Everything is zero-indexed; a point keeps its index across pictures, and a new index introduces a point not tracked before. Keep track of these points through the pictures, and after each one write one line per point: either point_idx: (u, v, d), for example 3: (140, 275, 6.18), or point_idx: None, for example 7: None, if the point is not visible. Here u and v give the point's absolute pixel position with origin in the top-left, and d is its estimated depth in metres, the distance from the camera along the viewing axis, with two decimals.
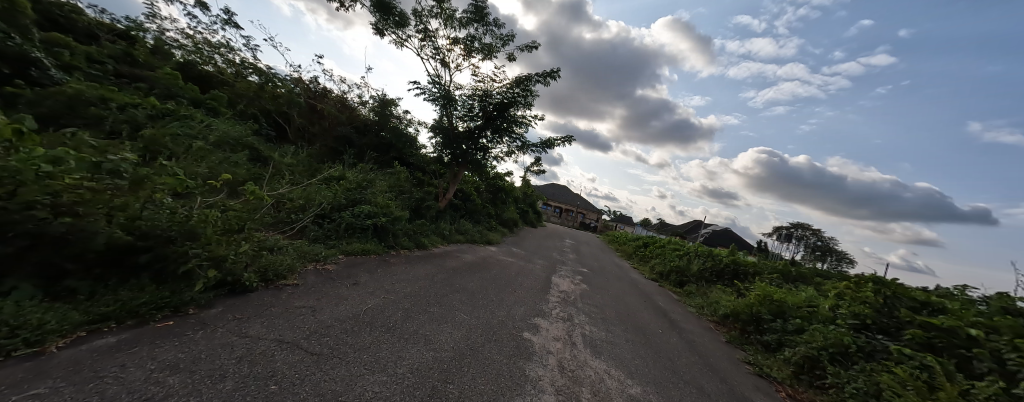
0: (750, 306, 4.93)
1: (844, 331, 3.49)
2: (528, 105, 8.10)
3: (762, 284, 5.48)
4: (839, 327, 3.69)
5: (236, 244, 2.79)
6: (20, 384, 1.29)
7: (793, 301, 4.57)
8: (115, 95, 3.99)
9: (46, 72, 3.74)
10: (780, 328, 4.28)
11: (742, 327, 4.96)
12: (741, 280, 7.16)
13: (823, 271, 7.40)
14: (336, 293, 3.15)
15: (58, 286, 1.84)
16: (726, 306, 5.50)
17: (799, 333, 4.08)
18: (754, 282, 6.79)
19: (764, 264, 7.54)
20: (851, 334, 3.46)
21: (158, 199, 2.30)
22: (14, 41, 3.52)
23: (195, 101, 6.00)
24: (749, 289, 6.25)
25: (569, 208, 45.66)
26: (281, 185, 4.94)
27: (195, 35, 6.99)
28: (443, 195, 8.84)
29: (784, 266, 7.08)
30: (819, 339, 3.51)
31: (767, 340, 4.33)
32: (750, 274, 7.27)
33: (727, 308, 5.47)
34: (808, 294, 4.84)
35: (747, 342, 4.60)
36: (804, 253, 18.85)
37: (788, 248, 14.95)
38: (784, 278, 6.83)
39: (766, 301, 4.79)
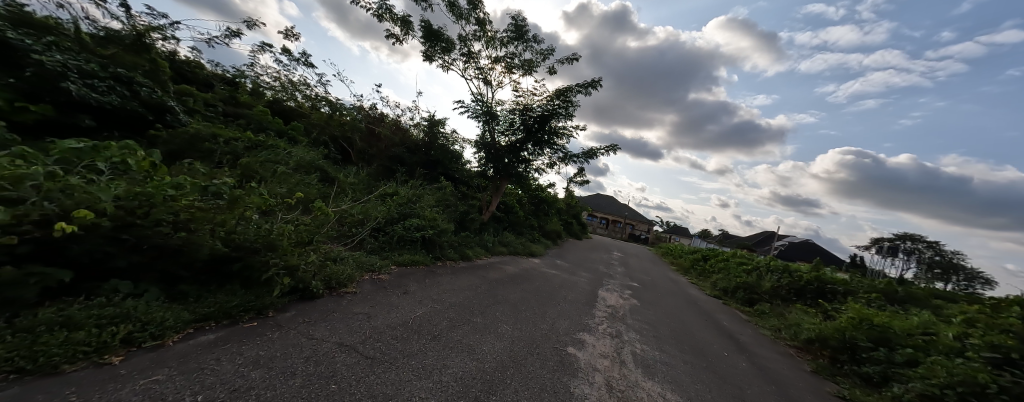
0: (841, 330, 4.30)
1: (977, 367, 2.92)
2: (569, 116, 8.10)
3: (854, 304, 4.81)
4: (971, 361, 3.14)
5: (306, 255, 3.15)
6: (147, 371, 1.59)
7: (902, 327, 3.98)
8: (223, 132, 4.82)
9: (176, 117, 4.70)
10: (884, 359, 3.72)
11: (831, 354, 4.34)
12: (827, 301, 6.32)
13: (943, 291, 6.31)
14: (388, 302, 3.40)
15: (175, 290, 2.24)
16: (809, 329, 4.87)
17: (912, 366, 3.54)
18: (846, 303, 5.96)
19: (859, 283, 6.56)
20: (988, 371, 2.87)
21: (249, 216, 2.68)
22: (156, 94, 4.54)
23: (280, 132, 6.93)
24: (841, 311, 5.52)
25: (617, 219, 44.02)
26: (345, 202, 5.46)
27: (281, 77, 8.18)
28: (486, 208, 9.11)
29: (886, 286, 6.17)
30: (941, 376, 3.02)
31: (866, 372, 3.78)
32: (840, 294, 6.37)
33: (812, 332, 4.82)
34: (923, 319, 4.20)
35: (839, 374, 4.02)
36: (916, 270, 15.93)
37: (894, 265, 12.79)
38: (886, 300, 5.95)
39: (862, 326, 4.15)
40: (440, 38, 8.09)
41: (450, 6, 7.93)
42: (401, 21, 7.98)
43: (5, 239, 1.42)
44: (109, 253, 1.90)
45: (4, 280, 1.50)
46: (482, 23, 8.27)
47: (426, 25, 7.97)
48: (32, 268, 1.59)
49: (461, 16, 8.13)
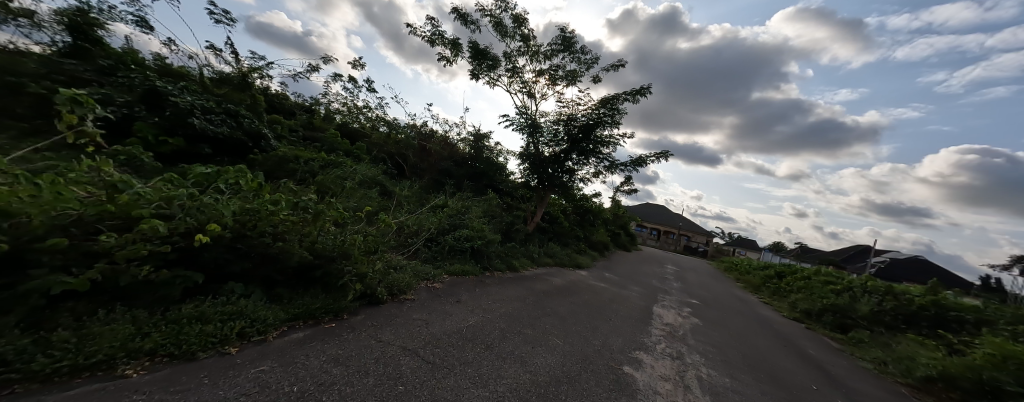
0: (979, 370, 3.51)
1: None
2: (616, 124, 7.88)
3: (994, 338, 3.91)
4: None
5: (373, 263, 3.42)
6: (255, 361, 1.85)
7: None
8: (303, 153, 5.51)
9: (267, 142, 5.42)
10: None
11: (962, 399, 3.57)
12: (952, 333, 5.22)
13: None
14: (443, 309, 3.55)
15: (273, 292, 2.59)
16: (928, 366, 4.05)
17: None
18: (978, 335, 4.87)
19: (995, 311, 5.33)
20: None
21: (328, 228, 2.99)
22: (255, 124, 5.32)
23: (346, 151, 7.71)
24: (972, 345, 4.52)
25: (672, 230, 41.18)
26: (401, 214, 5.87)
27: (348, 102, 9.15)
28: (531, 219, 9.13)
29: None
30: None
31: None
32: (970, 324, 5.22)
33: (933, 369, 3.99)
34: None
35: None
36: None
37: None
38: None
39: (1009, 366, 3.33)
40: (486, 56, 8.44)
41: (496, 25, 8.27)
42: (451, 43, 8.50)
43: (163, 248, 1.78)
44: (227, 259, 2.27)
45: (161, 280, 1.87)
46: (526, 39, 8.48)
47: (473, 45, 8.39)
48: (178, 271, 1.96)
49: (506, 34, 8.44)
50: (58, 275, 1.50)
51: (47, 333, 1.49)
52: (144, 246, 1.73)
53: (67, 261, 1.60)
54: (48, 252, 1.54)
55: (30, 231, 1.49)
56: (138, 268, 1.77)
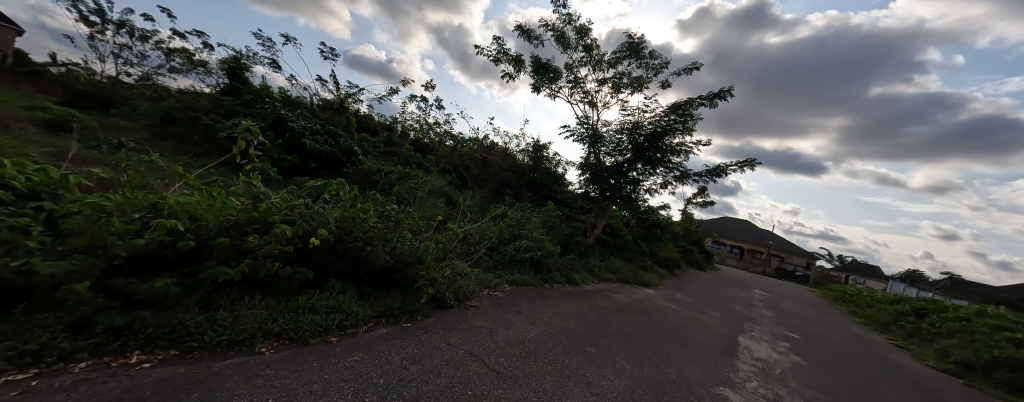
0: None
1: None
2: (688, 130, 7.29)
3: None
4: None
5: (443, 269, 3.63)
6: (349, 351, 2.09)
7: None
8: (384, 167, 6.12)
9: (356, 158, 6.06)
10: None
11: None
12: None
13: None
14: (505, 319, 3.61)
15: (361, 290, 2.91)
16: None
17: None
18: None
19: None
20: None
21: (408, 235, 3.26)
22: (347, 142, 6.06)
23: (418, 164, 8.39)
24: None
25: (757, 249, 36.16)
26: (465, 223, 6.17)
27: (421, 119, 10.02)
28: (591, 231, 8.81)
29: None
30: None
31: None
32: None
33: None
34: None
35: None
36: None
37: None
38: None
39: None
40: (548, 69, 8.53)
41: (558, 38, 8.35)
42: (513, 59, 8.80)
43: (288, 248, 2.15)
44: (330, 259, 2.64)
45: (284, 275, 2.24)
46: (589, 49, 8.39)
47: (536, 59, 8.57)
48: (297, 267, 2.34)
49: (569, 45, 8.46)
50: (222, 267, 1.92)
51: (212, 311, 1.89)
52: (276, 246, 2.11)
53: (227, 256, 2.02)
54: (216, 248, 1.97)
55: (206, 231, 1.94)
56: (270, 263, 2.16)
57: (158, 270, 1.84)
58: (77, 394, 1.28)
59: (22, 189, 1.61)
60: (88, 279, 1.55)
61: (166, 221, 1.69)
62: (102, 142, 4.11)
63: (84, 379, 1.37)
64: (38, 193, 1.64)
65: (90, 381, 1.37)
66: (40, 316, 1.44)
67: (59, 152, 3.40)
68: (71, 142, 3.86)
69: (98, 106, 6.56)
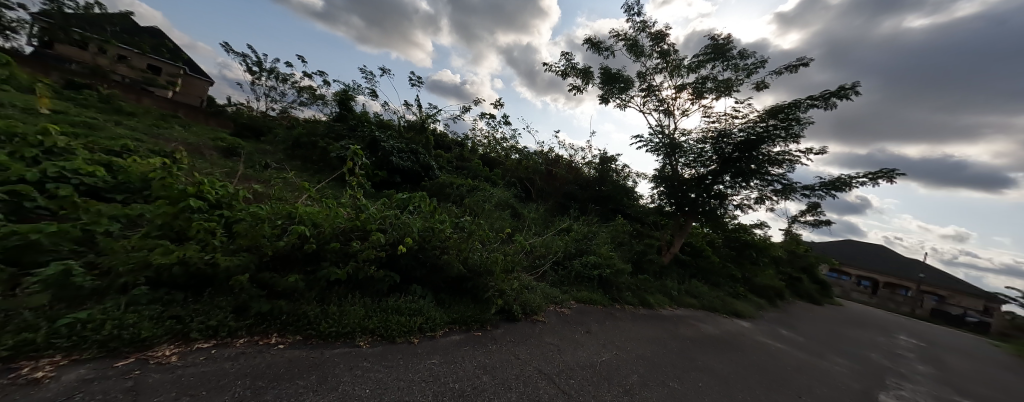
0: None
1: None
2: (791, 137, 6.32)
3: None
4: None
5: (511, 281, 3.67)
6: (429, 354, 2.24)
7: None
8: (455, 181, 6.52)
9: (431, 172, 6.58)
10: None
11: None
12: None
13: None
14: (574, 338, 3.49)
15: (438, 296, 3.11)
16: None
17: None
18: None
19: None
20: None
21: (480, 246, 3.40)
22: (424, 158, 6.64)
23: (485, 177, 8.75)
24: None
25: (890, 280, 29.04)
26: (531, 235, 6.21)
27: (488, 135, 10.49)
28: (667, 249, 8.12)
29: None
30: None
31: None
32: None
33: None
34: None
35: None
36: None
37: None
38: None
39: None
40: (618, 80, 8.27)
41: (630, 47, 8.08)
42: (582, 72, 8.76)
43: (381, 253, 2.41)
44: (413, 265, 2.89)
45: (378, 277, 2.51)
46: (665, 55, 7.94)
47: (605, 70, 8.40)
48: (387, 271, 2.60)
49: (641, 54, 8.12)
50: (333, 267, 2.24)
51: (325, 304, 2.22)
52: (373, 251, 2.39)
53: (337, 258, 2.35)
54: (330, 251, 2.32)
55: (323, 236, 2.30)
56: (368, 266, 2.44)
57: (291, 267, 2.24)
58: (237, 364, 1.63)
59: (213, 200, 2.22)
60: (249, 271, 1.98)
61: (297, 228, 2.06)
62: (257, 163, 5.19)
63: (243, 352, 1.73)
64: (221, 203, 2.27)
65: (246, 354, 1.73)
66: (219, 298, 1.91)
67: (233, 173, 4.44)
68: (238, 164, 5.01)
69: (253, 135, 8.47)
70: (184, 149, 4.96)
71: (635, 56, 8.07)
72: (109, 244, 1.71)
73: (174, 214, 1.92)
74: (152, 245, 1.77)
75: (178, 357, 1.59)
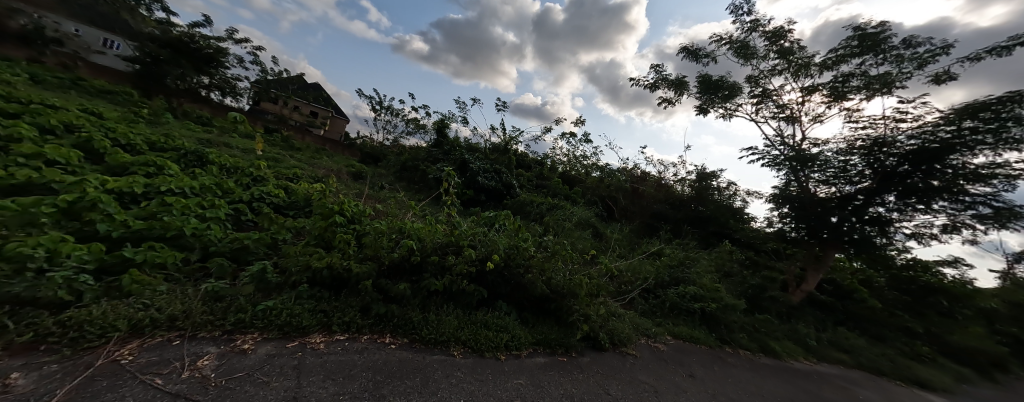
0: None
1: None
2: (1002, 144, 4.58)
3: None
4: None
5: (596, 307, 3.46)
6: (516, 374, 2.26)
7: None
8: (536, 199, 6.64)
9: (514, 190, 6.88)
10: None
11: None
12: None
13: None
14: (673, 381, 3.12)
15: (523, 315, 3.16)
16: None
17: None
18: None
19: None
20: None
21: (565, 267, 3.32)
22: (507, 177, 6.99)
23: (566, 195, 8.69)
24: None
25: None
26: (617, 258, 5.88)
27: (569, 153, 10.51)
28: (795, 285, 6.51)
29: None
30: None
31: None
32: None
33: None
34: None
35: None
36: None
37: None
38: None
39: None
40: (723, 87, 7.43)
41: (739, 51, 7.24)
42: (674, 82, 8.15)
43: (472, 269, 2.56)
44: (499, 282, 3.02)
45: (470, 291, 2.65)
46: (786, 55, 6.88)
47: (705, 78, 7.66)
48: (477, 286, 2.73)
49: (753, 56, 7.19)
50: (432, 279, 2.47)
51: (426, 310, 2.47)
52: (465, 266, 2.57)
53: (436, 271, 2.59)
54: (431, 264, 2.58)
55: (425, 250, 2.60)
56: (461, 280, 2.60)
57: (401, 276, 2.55)
58: (362, 357, 1.91)
59: (351, 216, 2.89)
60: (369, 277, 2.33)
61: (407, 242, 2.42)
62: (373, 185, 6.15)
63: (366, 347, 2.02)
64: (355, 216, 2.95)
65: (368, 349, 2.01)
66: (351, 298, 2.28)
67: (361, 193, 5.34)
68: (361, 185, 6.05)
69: (371, 161, 10.23)
70: (329, 175, 6.28)
71: (744, 59, 7.17)
72: (288, 250, 2.38)
73: (325, 227, 2.54)
74: (312, 252, 2.38)
75: (324, 345, 1.93)
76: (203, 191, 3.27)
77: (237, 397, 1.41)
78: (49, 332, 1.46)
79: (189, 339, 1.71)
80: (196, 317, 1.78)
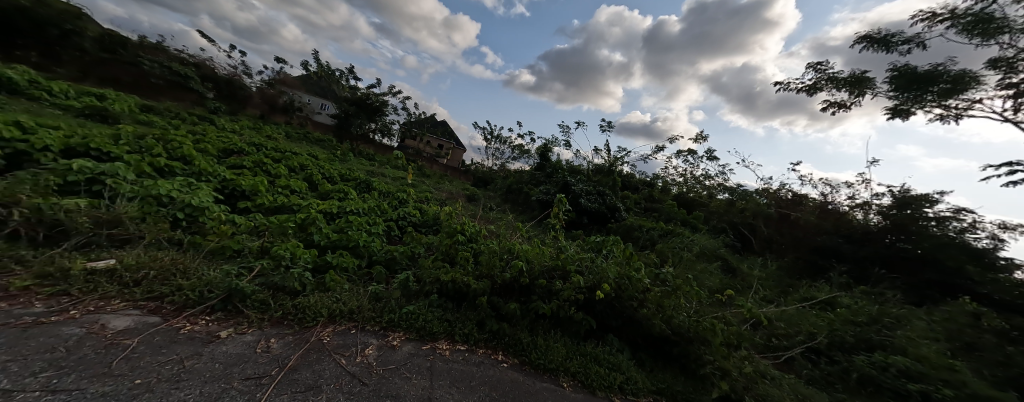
0: None
1: None
2: None
3: None
4: None
5: (739, 362, 2.73)
6: None
7: None
8: (647, 224, 6.13)
9: (621, 214, 6.57)
10: None
11: None
12: None
13: None
14: None
15: (638, 355, 2.84)
16: None
17: None
18: None
19: None
20: None
21: (688, 306, 2.90)
22: (613, 200, 6.77)
23: (684, 221, 7.71)
24: None
25: None
26: (763, 303, 4.65)
27: (686, 174, 9.54)
28: None
29: None
30: None
31: None
32: None
33: None
34: None
35: None
36: None
37: None
38: None
39: None
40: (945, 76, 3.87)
41: (974, 23, 3.69)
42: (852, 79, 5.05)
43: (580, 296, 2.49)
44: (610, 314, 2.84)
45: (577, 319, 2.54)
46: None
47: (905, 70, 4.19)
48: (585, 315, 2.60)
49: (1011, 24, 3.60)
50: (540, 303, 2.51)
51: (535, 333, 2.49)
52: (574, 293, 2.53)
53: (544, 295, 2.65)
54: (539, 288, 2.66)
55: (533, 273, 2.69)
56: (569, 307, 2.56)
57: (512, 295, 2.68)
58: (481, 371, 2.06)
59: (473, 234, 3.29)
60: (485, 294, 2.52)
61: (517, 262, 2.57)
62: (485, 206, 6.84)
63: (483, 361, 2.16)
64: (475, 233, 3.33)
65: (484, 364, 2.14)
66: (469, 311, 2.48)
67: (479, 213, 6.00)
68: (474, 206, 6.75)
69: (481, 184, 11.37)
70: (450, 196, 7.25)
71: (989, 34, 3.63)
72: (423, 263, 2.78)
73: (451, 242, 2.97)
74: (438, 267, 2.72)
75: (450, 352, 2.15)
76: (365, 209, 4.20)
77: (391, 388, 1.70)
78: (288, 312, 2.06)
79: (360, 329, 2.14)
80: (367, 312, 2.23)
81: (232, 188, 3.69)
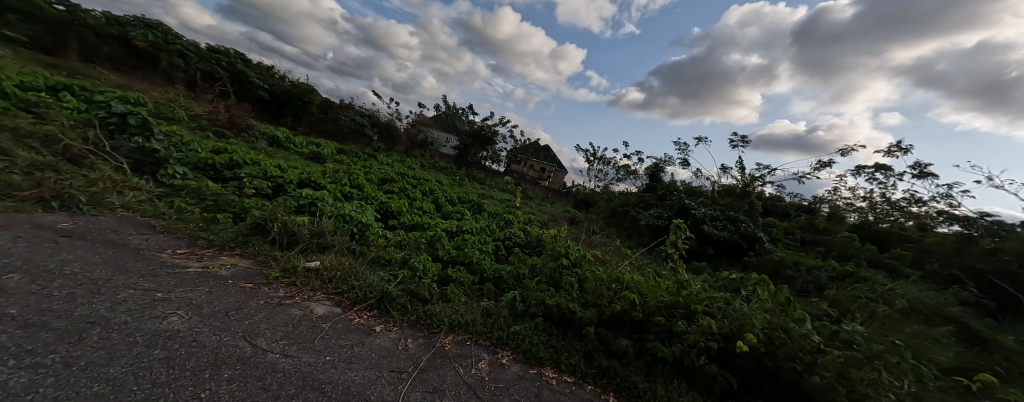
0: None
1: None
2: None
3: None
4: None
5: None
6: None
7: None
8: (805, 259, 4.80)
9: (766, 246, 5.41)
10: None
11: None
12: None
13: None
14: None
15: None
16: None
17: None
18: None
19: None
20: None
21: (897, 385, 1.96)
22: (753, 229, 5.67)
23: (870, 258, 5.67)
24: None
25: None
26: None
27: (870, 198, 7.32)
28: None
29: None
30: None
31: None
32: None
33: None
34: None
35: None
36: None
37: None
38: None
39: None
40: None
41: None
42: None
43: (712, 344, 2.12)
44: (758, 374, 2.20)
45: (709, 371, 2.16)
46: None
47: None
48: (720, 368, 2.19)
49: None
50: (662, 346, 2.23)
51: (652, 378, 2.21)
52: (703, 338, 2.14)
53: (663, 335, 2.36)
54: (655, 326, 2.39)
55: (648, 308, 2.43)
56: (697, 355, 2.21)
57: (623, 329, 2.48)
58: None
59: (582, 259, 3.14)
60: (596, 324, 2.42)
61: (629, 294, 2.36)
62: (597, 230, 6.62)
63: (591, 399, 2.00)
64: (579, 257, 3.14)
65: None
66: (576, 340, 2.39)
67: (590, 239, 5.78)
68: (583, 230, 6.54)
69: (584, 206, 11.13)
70: (560, 220, 7.31)
71: None
72: (529, 284, 2.82)
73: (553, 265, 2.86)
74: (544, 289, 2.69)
75: (555, 380, 2.08)
76: (482, 230, 4.53)
77: None
78: (423, 317, 2.33)
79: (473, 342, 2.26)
80: (483, 326, 2.36)
81: (385, 208, 4.51)
